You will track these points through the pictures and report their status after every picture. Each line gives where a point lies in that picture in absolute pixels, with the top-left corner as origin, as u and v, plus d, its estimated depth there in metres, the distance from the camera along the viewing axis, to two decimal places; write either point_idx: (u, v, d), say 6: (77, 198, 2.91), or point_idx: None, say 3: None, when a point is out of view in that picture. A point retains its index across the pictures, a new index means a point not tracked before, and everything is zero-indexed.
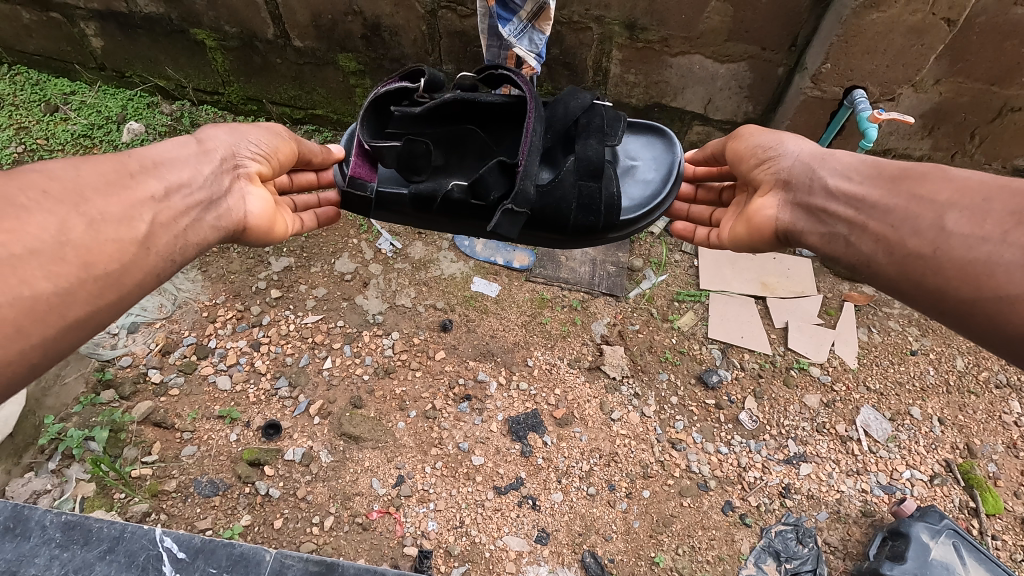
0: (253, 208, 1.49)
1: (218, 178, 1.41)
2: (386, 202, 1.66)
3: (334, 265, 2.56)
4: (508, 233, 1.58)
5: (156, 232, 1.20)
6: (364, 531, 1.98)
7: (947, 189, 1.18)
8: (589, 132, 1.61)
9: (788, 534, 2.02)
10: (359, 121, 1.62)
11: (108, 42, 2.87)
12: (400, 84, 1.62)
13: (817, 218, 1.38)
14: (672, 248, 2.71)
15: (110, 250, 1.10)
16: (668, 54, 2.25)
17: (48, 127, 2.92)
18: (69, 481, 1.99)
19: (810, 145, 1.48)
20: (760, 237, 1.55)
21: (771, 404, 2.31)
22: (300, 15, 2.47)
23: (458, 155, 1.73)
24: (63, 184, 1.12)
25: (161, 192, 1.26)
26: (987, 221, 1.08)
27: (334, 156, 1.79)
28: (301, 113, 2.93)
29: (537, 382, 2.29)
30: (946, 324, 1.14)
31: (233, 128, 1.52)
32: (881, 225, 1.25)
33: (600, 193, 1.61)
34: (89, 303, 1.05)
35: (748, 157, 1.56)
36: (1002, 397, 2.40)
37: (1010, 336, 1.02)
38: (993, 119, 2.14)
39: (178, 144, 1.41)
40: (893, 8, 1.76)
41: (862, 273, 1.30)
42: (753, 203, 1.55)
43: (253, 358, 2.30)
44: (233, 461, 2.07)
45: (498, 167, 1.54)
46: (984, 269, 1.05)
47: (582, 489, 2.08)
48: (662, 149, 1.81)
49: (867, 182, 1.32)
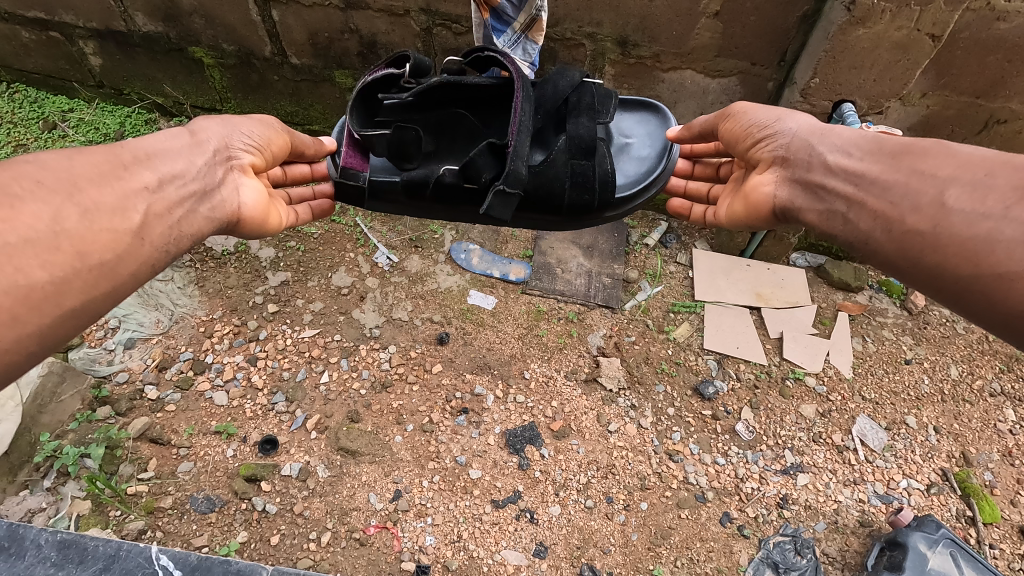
0: (247, 199, 1.51)
1: (212, 169, 1.41)
2: (381, 191, 1.67)
3: (331, 279, 2.57)
4: (502, 215, 1.58)
5: (151, 223, 1.21)
6: (362, 546, 1.97)
7: (948, 165, 1.18)
8: (579, 110, 1.64)
9: (787, 544, 2.02)
10: (348, 110, 1.62)
11: (107, 60, 2.90)
12: (387, 71, 1.62)
13: (815, 195, 1.41)
14: (667, 259, 2.74)
15: (104, 240, 1.10)
16: (660, 69, 2.28)
17: (47, 144, 2.93)
18: (64, 499, 1.97)
19: (810, 121, 1.50)
20: (757, 214, 1.59)
21: (767, 414, 2.32)
22: (297, 33, 2.51)
23: (449, 139, 1.73)
24: (57, 175, 1.11)
25: (155, 183, 1.26)
26: (989, 197, 1.08)
27: (326, 148, 1.79)
28: (298, 129, 2.96)
29: (534, 394, 2.30)
30: (944, 302, 1.15)
31: (224, 119, 1.52)
32: (880, 201, 1.26)
33: (594, 171, 1.62)
34: (84, 293, 1.06)
35: (746, 136, 1.58)
36: (997, 405, 2.41)
37: (1006, 314, 1.02)
38: (980, 131, 2.17)
39: (170, 134, 1.41)
40: (878, 25, 1.79)
41: (859, 250, 1.32)
42: (750, 181, 1.59)
43: (250, 373, 2.30)
44: (230, 476, 2.06)
45: (488, 149, 1.56)
46: (984, 246, 1.05)
47: (579, 502, 2.07)
48: (657, 124, 1.85)
49: (867, 158, 1.33)
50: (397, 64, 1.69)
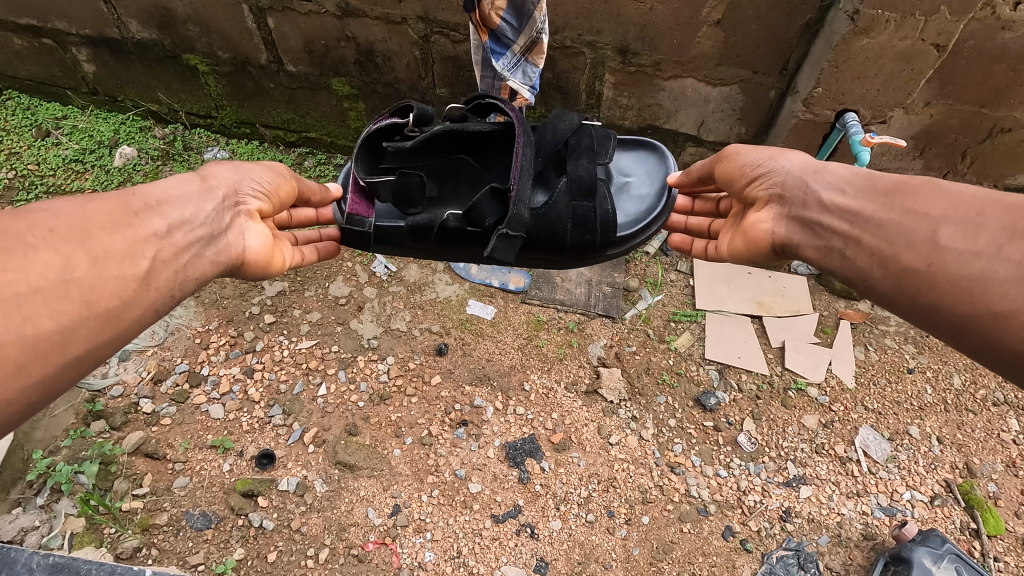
0: (251, 243, 1.47)
1: (220, 215, 1.39)
2: (387, 236, 1.68)
3: (329, 289, 2.54)
4: (505, 257, 1.57)
5: (158, 269, 1.18)
6: (361, 563, 1.94)
7: (941, 203, 1.17)
8: (579, 152, 1.62)
9: (790, 559, 2.00)
10: (353, 158, 1.62)
11: (100, 67, 2.86)
12: (389, 120, 1.60)
13: (812, 232, 1.38)
14: (668, 268, 2.72)
15: (111, 287, 1.07)
16: (661, 78, 2.26)
17: (40, 152, 2.89)
18: (58, 517, 1.93)
19: (802, 158, 1.48)
20: (756, 251, 1.56)
21: (770, 425, 2.30)
22: (293, 41, 2.47)
23: (452, 183, 1.72)
24: (68, 223, 1.09)
25: (164, 230, 1.23)
26: (981, 235, 1.08)
27: (333, 194, 1.82)
28: (295, 136, 2.93)
29: (534, 406, 2.27)
30: (942, 339, 1.13)
31: (235, 165, 1.51)
32: (876, 239, 1.24)
33: (595, 212, 1.58)
34: (89, 340, 1.03)
35: (739, 175, 1.54)
36: (1000, 415, 2.40)
37: (1005, 353, 1.01)
38: (983, 140, 2.15)
39: (181, 180, 1.38)
40: (882, 34, 1.77)
41: (856, 287, 1.29)
42: (747, 219, 1.55)
43: (246, 386, 2.27)
44: (226, 492, 2.03)
45: (491, 194, 1.55)
46: (980, 284, 1.04)
47: (580, 516, 2.05)
48: (656, 164, 1.84)
49: (861, 196, 1.32)
50: (400, 112, 1.68)
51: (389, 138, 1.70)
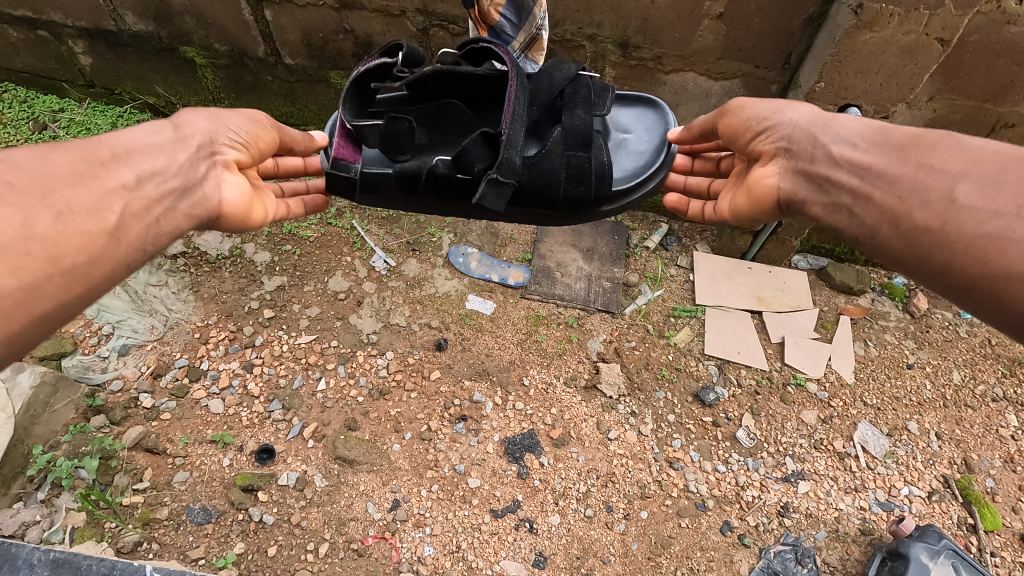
0: (228, 194, 1.46)
1: (194, 165, 1.38)
2: (374, 184, 1.64)
3: (328, 284, 2.54)
4: (495, 206, 1.53)
5: (128, 223, 1.18)
6: (360, 557, 1.95)
7: (958, 160, 1.13)
8: (574, 103, 1.62)
9: (788, 554, 2.01)
10: (341, 102, 1.60)
11: (96, 59, 2.84)
12: (380, 59, 1.57)
13: (822, 188, 1.34)
14: (668, 263, 2.72)
15: (76, 242, 1.07)
16: (662, 72, 2.24)
17: (37, 146, 2.86)
18: (59, 511, 1.92)
19: (813, 110, 1.43)
20: (759, 208, 1.53)
21: (769, 421, 2.30)
22: (291, 34, 2.45)
23: (442, 132, 1.66)
24: (29, 176, 1.08)
25: (133, 181, 1.23)
26: (999, 194, 1.04)
27: (317, 143, 1.78)
28: (293, 129, 2.92)
29: (533, 401, 2.28)
30: (949, 298, 1.12)
31: (212, 113, 1.49)
32: (886, 195, 1.21)
33: (590, 163, 1.59)
34: (54, 298, 1.03)
35: (746, 129, 1.50)
36: (998, 410, 2.40)
37: (1016, 314, 0.99)
38: (987, 135, 2.13)
39: (152, 129, 1.37)
40: (886, 29, 1.75)
41: (863, 245, 1.27)
42: (753, 174, 1.52)
43: (246, 381, 2.28)
44: (226, 486, 2.04)
45: (481, 139, 1.52)
46: (994, 245, 1.01)
47: (579, 511, 2.06)
48: (655, 119, 1.81)
49: (874, 150, 1.28)
50: (392, 54, 1.65)
51: (379, 81, 1.66)
